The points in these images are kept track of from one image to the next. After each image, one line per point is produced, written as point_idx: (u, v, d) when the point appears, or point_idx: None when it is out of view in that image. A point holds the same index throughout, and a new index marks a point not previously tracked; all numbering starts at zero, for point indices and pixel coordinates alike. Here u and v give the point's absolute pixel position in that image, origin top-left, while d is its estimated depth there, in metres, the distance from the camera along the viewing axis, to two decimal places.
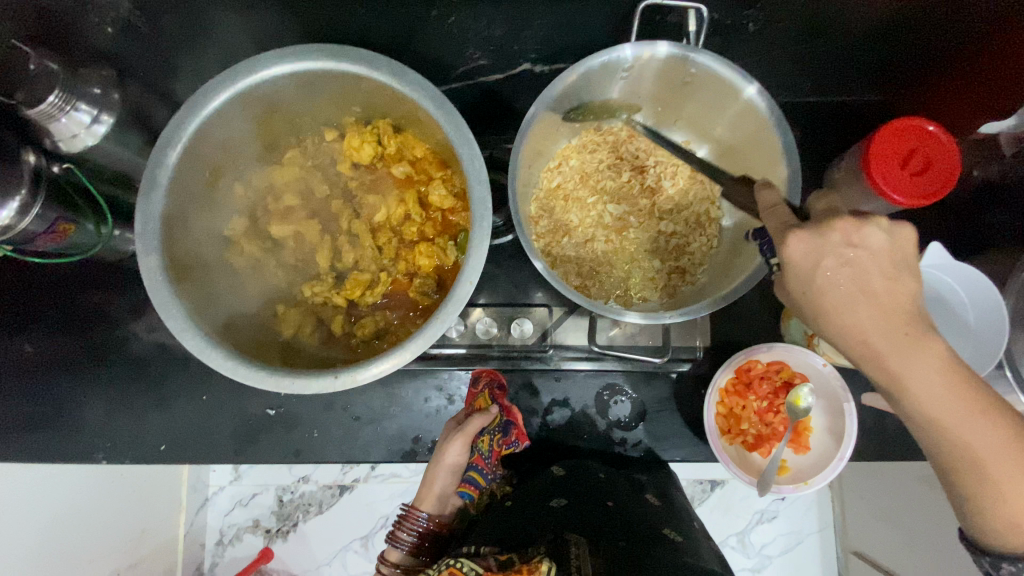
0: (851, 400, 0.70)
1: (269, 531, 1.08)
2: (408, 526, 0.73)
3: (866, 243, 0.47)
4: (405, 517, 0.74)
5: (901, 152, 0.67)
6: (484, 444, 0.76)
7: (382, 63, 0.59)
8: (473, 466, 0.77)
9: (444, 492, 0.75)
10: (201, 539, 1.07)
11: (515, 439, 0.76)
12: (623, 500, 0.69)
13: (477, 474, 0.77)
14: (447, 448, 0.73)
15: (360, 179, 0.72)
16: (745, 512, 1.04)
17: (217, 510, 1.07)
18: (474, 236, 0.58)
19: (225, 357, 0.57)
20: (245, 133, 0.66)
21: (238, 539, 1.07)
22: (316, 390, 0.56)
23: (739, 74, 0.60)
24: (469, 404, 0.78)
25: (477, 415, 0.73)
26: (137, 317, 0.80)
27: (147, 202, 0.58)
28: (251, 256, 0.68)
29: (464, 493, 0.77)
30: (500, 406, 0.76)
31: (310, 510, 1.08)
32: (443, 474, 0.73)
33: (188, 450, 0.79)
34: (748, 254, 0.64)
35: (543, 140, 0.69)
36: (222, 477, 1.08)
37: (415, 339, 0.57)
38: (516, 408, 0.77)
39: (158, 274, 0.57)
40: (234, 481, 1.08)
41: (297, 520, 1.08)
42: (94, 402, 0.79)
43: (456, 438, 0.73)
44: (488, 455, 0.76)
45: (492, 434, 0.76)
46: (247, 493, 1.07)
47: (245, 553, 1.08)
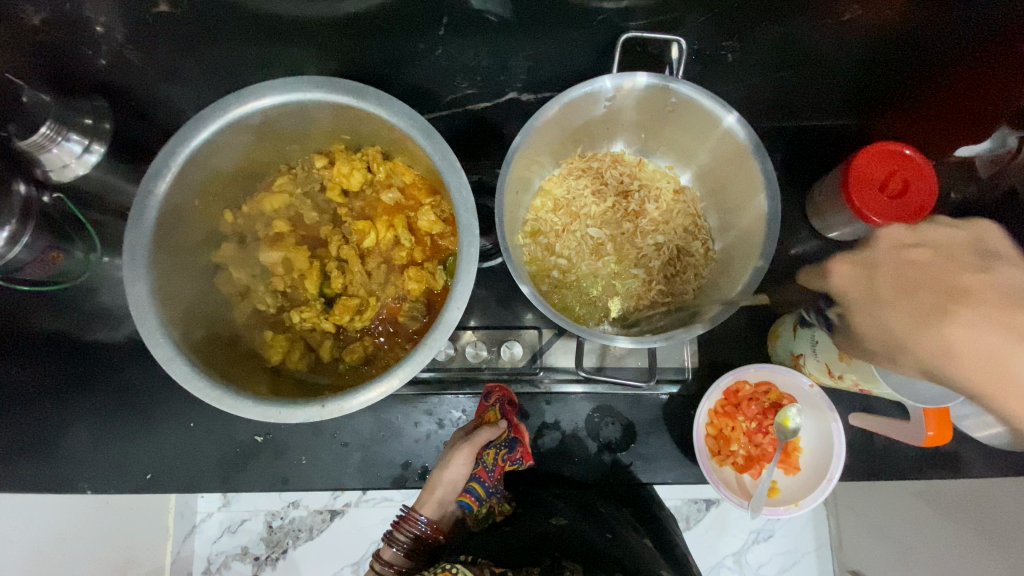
0: (838, 420, 0.70)
1: (258, 558, 1.07)
2: (406, 529, 0.72)
3: (931, 244, 0.54)
4: (404, 518, 0.72)
5: (881, 175, 0.70)
6: (488, 457, 0.74)
7: (370, 94, 0.61)
8: (474, 478, 0.75)
9: (445, 499, 0.73)
10: (189, 567, 1.06)
11: (519, 457, 0.75)
12: (621, 529, 0.71)
13: (478, 486, 0.75)
14: (452, 458, 0.71)
15: (349, 206, 0.72)
16: (741, 532, 1.03)
17: (204, 537, 1.07)
18: (462, 262, 0.59)
19: (211, 386, 0.57)
20: (233, 162, 0.67)
21: (226, 567, 1.06)
22: (302, 418, 0.56)
23: (718, 102, 0.61)
24: (477, 416, 0.77)
25: (486, 428, 0.72)
26: (123, 345, 0.79)
27: (136, 231, 0.58)
28: (240, 282, 0.69)
29: (463, 502, 0.75)
30: (508, 422, 0.76)
31: (301, 536, 1.07)
32: (445, 484, 0.71)
33: (172, 481, 0.78)
34: (745, 261, 0.65)
35: (529, 167, 0.69)
36: (211, 504, 1.08)
37: (403, 365, 0.57)
38: (523, 425, 0.77)
39: (146, 302, 0.57)
40: (223, 507, 1.07)
41: (286, 547, 1.07)
42: (78, 431, 0.78)
43: (462, 449, 0.71)
44: (492, 468, 0.74)
45: (497, 448, 0.74)
46: (236, 519, 1.07)
47: None
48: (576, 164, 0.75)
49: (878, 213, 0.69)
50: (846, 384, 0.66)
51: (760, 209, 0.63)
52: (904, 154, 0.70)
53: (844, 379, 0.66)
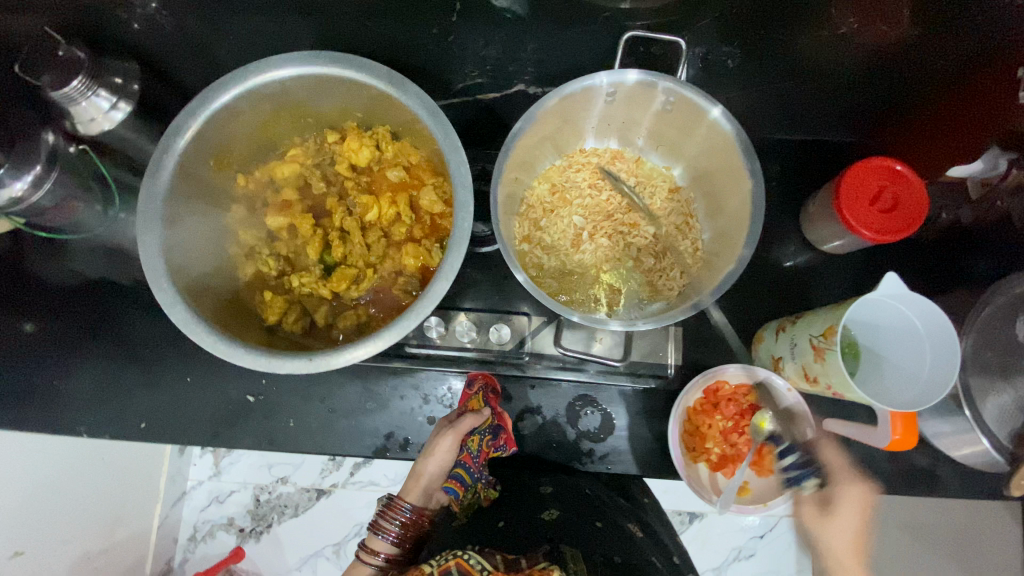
0: (813, 424, 0.71)
1: (243, 530, 1.22)
2: (391, 516, 0.72)
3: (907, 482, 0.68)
4: (389, 507, 0.72)
5: (872, 190, 0.71)
6: (474, 443, 0.76)
7: (382, 72, 0.64)
8: (459, 464, 0.76)
9: (430, 485, 0.74)
10: (175, 533, 1.20)
11: (503, 443, 0.77)
12: (613, 519, 0.74)
13: (464, 472, 0.76)
14: (438, 442, 0.73)
15: (356, 181, 0.76)
16: (723, 548, 1.05)
17: (192, 505, 1.22)
18: (454, 237, 0.62)
19: (208, 334, 0.60)
20: (249, 128, 0.70)
21: (211, 536, 1.22)
22: (290, 370, 0.59)
23: (705, 98, 0.63)
24: (460, 405, 0.79)
25: (470, 414, 0.74)
26: (131, 298, 0.83)
27: (152, 182, 0.62)
28: (246, 243, 0.72)
29: (449, 489, 0.75)
30: (492, 409, 0.77)
31: (286, 511, 1.22)
32: (431, 467, 0.73)
33: (163, 433, 0.81)
34: (730, 251, 0.67)
35: (528, 154, 0.72)
36: (202, 472, 1.23)
37: (390, 329, 0.60)
38: (506, 413, 0.79)
39: (157, 250, 0.61)
40: (212, 477, 1.23)
41: (271, 521, 1.22)
42: (81, 376, 0.82)
43: (447, 433, 0.73)
44: (478, 454, 0.76)
45: (482, 434, 0.76)
46: (225, 490, 1.22)
47: (217, 550, 1.22)
48: (576, 158, 0.78)
49: (866, 226, 0.70)
50: (821, 389, 0.67)
51: (746, 209, 0.65)
52: (895, 170, 0.72)
53: (817, 383, 0.66)
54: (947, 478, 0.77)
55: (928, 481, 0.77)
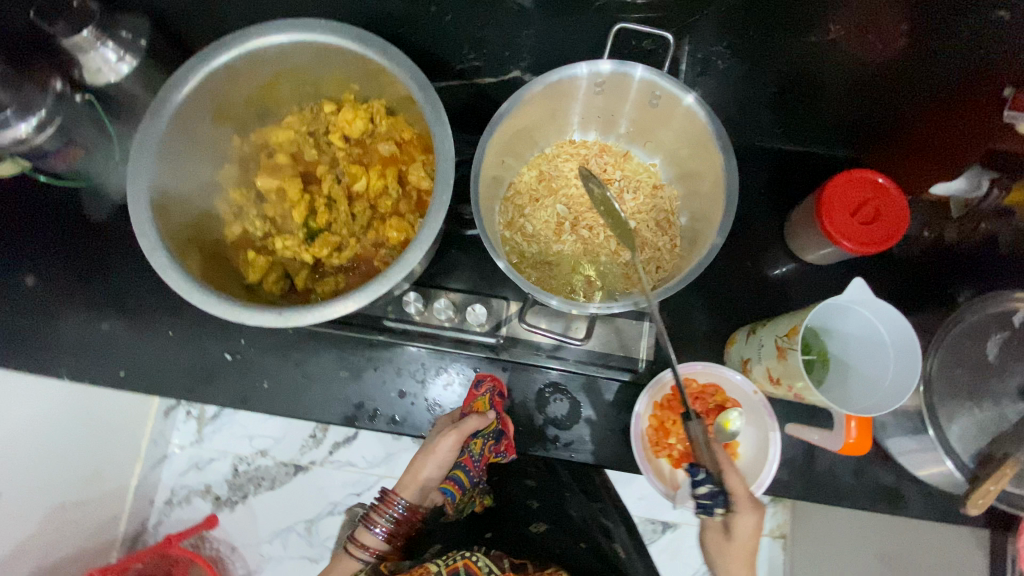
0: (777, 429, 0.71)
1: (219, 498, 1.24)
2: (385, 511, 0.75)
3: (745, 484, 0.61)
4: (384, 501, 0.76)
5: (854, 201, 0.72)
6: (476, 446, 0.80)
7: (378, 44, 0.66)
8: (458, 466, 0.81)
9: (428, 483, 0.78)
10: (153, 494, 1.22)
11: (503, 449, 0.79)
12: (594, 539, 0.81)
13: (462, 474, 0.81)
14: (440, 440, 0.75)
15: (348, 151, 0.78)
16: (693, 560, 1.09)
17: (173, 469, 1.24)
18: (432, 207, 0.63)
19: (184, 280, 0.61)
20: (248, 90, 0.72)
21: (187, 501, 1.23)
22: (260, 323, 0.61)
23: (688, 93, 0.63)
24: (465, 405, 0.80)
25: (474, 416, 0.74)
26: (122, 249, 0.85)
27: (147, 131, 0.64)
28: (235, 202, 0.74)
29: (446, 490, 0.80)
30: (497, 413, 0.77)
31: (264, 484, 1.24)
32: (432, 466, 0.76)
33: (141, 383, 0.83)
34: (703, 247, 0.68)
35: (516, 139, 0.73)
36: (185, 438, 1.25)
37: (360, 292, 0.61)
38: (509, 418, 0.79)
39: (144, 196, 0.63)
40: (195, 443, 1.25)
41: (248, 492, 1.24)
42: (68, 320, 0.84)
43: (449, 434, 0.74)
44: (478, 457, 0.80)
45: (485, 439, 0.79)
46: (205, 457, 1.24)
47: (191, 516, 1.23)
48: (565, 147, 0.79)
49: (846, 235, 0.71)
50: (784, 391, 0.67)
51: (722, 207, 0.66)
52: (877, 183, 0.72)
53: (780, 385, 0.66)
54: (912, 499, 0.75)
55: (894, 500, 0.75)
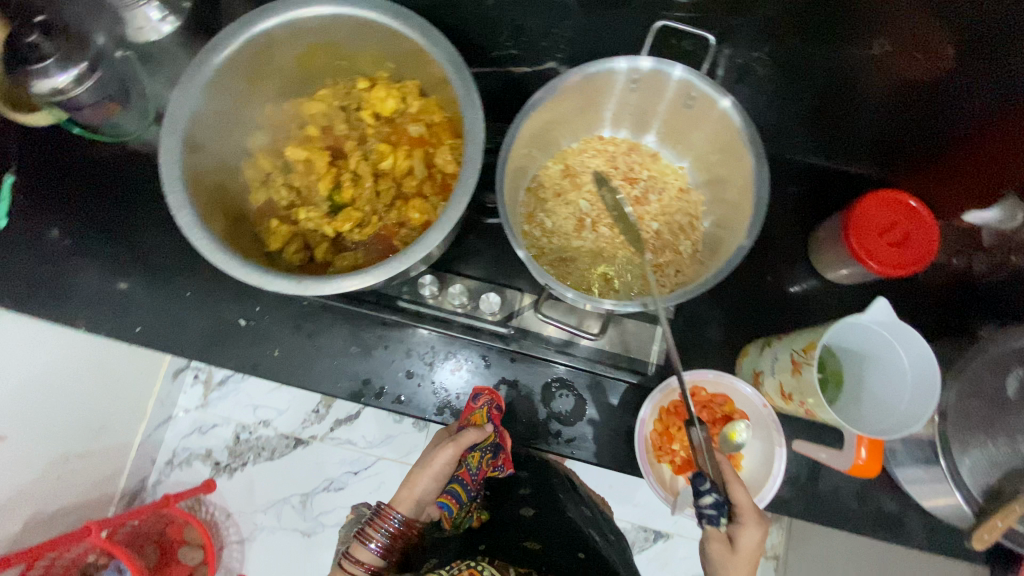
0: (785, 445, 0.70)
1: (218, 463, 1.25)
2: (380, 525, 0.72)
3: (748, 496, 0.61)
4: (379, 516, 0.73)
5: (886, 222, 0.71)
6: (473, 459, 0.80)
7: (418, 24, 0.66)
8: (456, 479, 0.81)
9: (423, 497, 0.77)
10: (156, 453, 1.24)
11: (501, 463, 0.81)
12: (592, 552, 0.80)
13: (460, 488, 0.80)
14: (437, 453, 0.75)
15: (378, 130, 0.78)
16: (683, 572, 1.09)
17: (176, 430, 1.26)
18: (457, 190, 0.62)
19: (206, 240, 0.62)
20: (284, 60, 0.73)
21: (188, 463, 1.25)
22: (277, 289, 0.61)
23: (720, 94, 0.62)
24: (463, 417, 0.79)
25: (472, 430, 0.75)
26: (149, 208, 0.87)
27: (184, 91, 0.65)
28: (263, 169, 0.75)
29: (443, 504, 0.79)
30: (495, 426, 0.77)
31: (262, 454, 1.25)
32: (428, 479, 0.76)
33: (156, 340, 0.84)
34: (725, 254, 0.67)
35: (546, 131, 0.73)
36: (190, 402, 1.28)
37: (380, 268, 0.62)
38: (507, 432, 0.78)
39: (175, 154, 0.63)
40: (200, 407, 1.27)
41: (246, 460, 1.26)
42: (91, 272, 0.85)
43: (448, 446, 0.75)
44: (475, 471, 0.81)
45: (482, 452, 0.79)
46: (208, 422, 1.27)
47: (189, 478, 1.25)
48: (592, 144, 0.79)
49: (872, 256, 0.70)
50: (795, 407, 0.66)
51: (747, 215, 0.65)
52: (908, 206, 0.71)
53: (792, 401, 0.65)
54: (915, 529, 0.74)
55: (896, 528, 0.74)
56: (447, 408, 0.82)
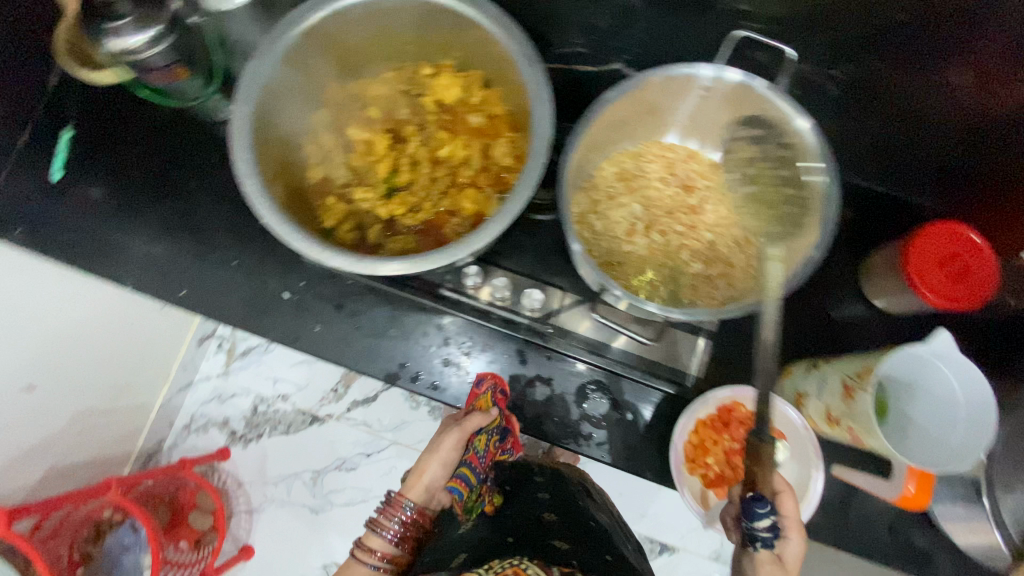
0: (821, 471, 0.69)
1: (233, 433, 1.27)
2: (393, 514, 0.71)
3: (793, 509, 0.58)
4: (390, 504, 0.72)
5: (943, 253, 0.69)
6: (480, 442, 0.79)
7: (495, 15, 0.66)
8: (464, 462, 0.78)
9: (434, 484, 0.75)
10: (173, 417, 1.25)
11: (508, 446, 0.83)
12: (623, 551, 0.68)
13: (470, 472, 0.77)
14: (444, 437, 0.76)
15: (438, 118, 0.78)
16: None
17: (196, 396, 1.27)
18: (520, 183, 0.62)
19: (271, 211, 0.62)
20: (354, 40, 0.73)
21: (204, 430, 1.26)
22: (338, 264, 0.62)
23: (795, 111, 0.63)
24: (468, 403, 0.80)
25: (477, 413, 0.76)
26: (204, 174, 0.89)
27: (259, 62, 0.65)
28: (324, 147, 0.76)
29: (453, 489, 0.75)
30: (501, 410, 0.79)
31: (278, 428, 1.27)
32: (437, 463, 0.75)
33: (200, 306, 0.85)
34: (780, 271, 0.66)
35: (612, 134, 0.73)
36: (212, 369, 1.28)
37: (438, 254, 0.62)
38: (514, 416, 0.80)
39: (246, 123, 0.64)
40: (220, 375, 1.28)
41: (262, 432, 1.27)
42: (143, 233, 0.87)
43: (454, 430, 0.76)
44: (483, 454, 0.80)
45: (490, 434, 0.80)
46: (228, 391, 1.27)
47: (205, 445, 1.26)
48: (650, 148, 0.78)
49: (929, 287, 0.69)
50: (841, 432, 0.66)
51: (811, 234, 0.64)
52: (971, 240, 0.69)
53: (838, 426, 0.65)
54: (945, 566, 0.73)
55: (924, 564, 0.73)
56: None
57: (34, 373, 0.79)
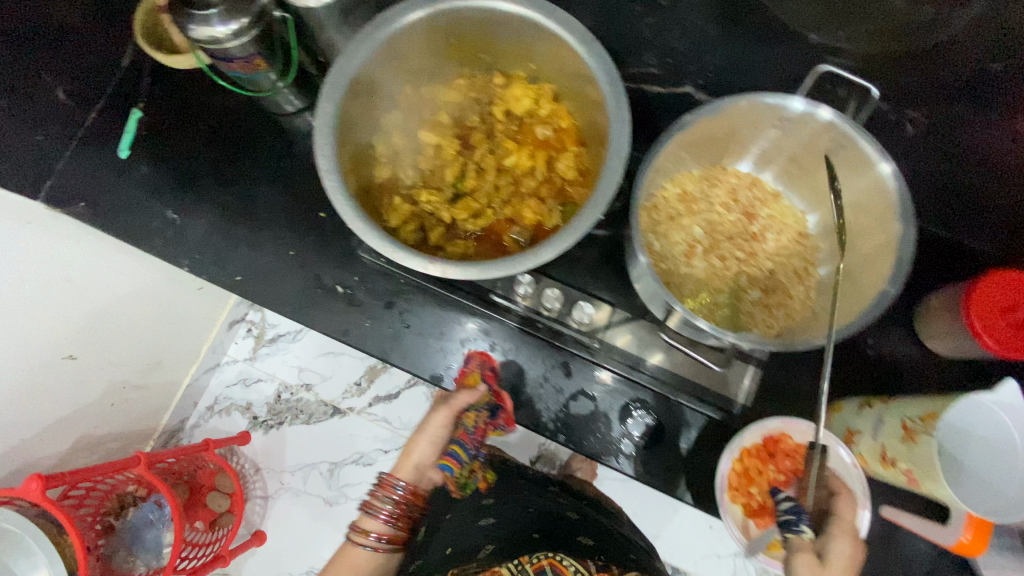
0: (869, 510, 0.68)
1: (255, 417, 1.28)
2: (385, 494, 0.84)
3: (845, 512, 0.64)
4: (383, 485, 0.85)
5: (1005, 300, 0.68)
6: (469, 420, 0.85)
7: (580, 32, 0.67)
8: (455, 441, 0.86)
9: (424, 461, 0.86)
10: (197, 398, 1.26)
11: (500, 421, 0.83)
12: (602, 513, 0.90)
13: (459, 449, 0.85)
14: (433, 418, 0.86)
15: (506, 126, 0.79)
16: None
17: (221, 378, 1.29)
18: (594, 199, 0.63)
19: (348, 207, 0.64)
20: (435, 46, 0.74)
21: (227, 412, 1.28)
22: (410, 265, 0.64)
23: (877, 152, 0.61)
24: (458, 383, 0.84)
25: (463, 391, 0.82)
26: (267, 163, 0.90)
27: (347, 60, 0.66)
28: (394, 146, 0.77)
29: (444, 465, 0.85)
30: (490, 386, 0.81)
31: (297, 417, 1.27)
32: (425, 442, 0.87)
33: (254, 292, 0.87)
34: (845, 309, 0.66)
35: (683, 156, 0.73)
36: (239, 353, 1.30)
37: (508, 263, 0.63)
38: (506, 392, 0.82)
39: (329, 119, 0.65)
40: (246, 359, 1.29)
41: (283, 420, 1.28)
42: (203, 216, 0.88)
43: (442, 410, 0.84)
44: (473, 430, 0.85)
45: (477, 411, 0.84)
46: (253, 375, 1.29)
47: (225, 427, 1.28)
48: (715, 172, 0.78)
49: (989, 334, 0.67)
50: (895, 475, 0.65)
51: (881, 273, 0.63)
52: None
53: (894, 467, 0.65)
54: None
55: None
56: (523, 408, 0.82)
57: (75, 344, 0.84)
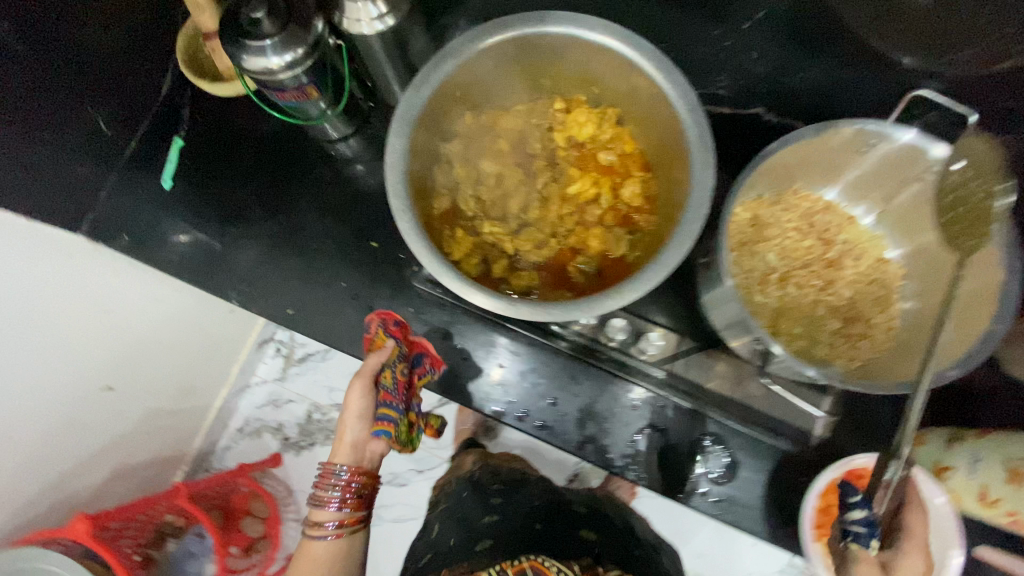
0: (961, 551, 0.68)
1: (287, 439, 1.25)
2: (328, 483, 0.70)
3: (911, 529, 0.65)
4: (323, 476, 0.71)
5: None
6: (388, 379, 0.72)
7: (656, 58, 0.64)
8: (381, 404, 0.71)
9: (357, 439, 0.71)
10: (228, 420, 1.23)
11: (429, 366, 0.77)
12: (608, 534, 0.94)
13: (390, 410, 0.71)
14: (350, 394, 0.72)
15: (568, 152, 0.76)
16: None
17: (251, 399, 1.25)
18: (678, 233, 0.60)
19: (421, 244, 0.62)
20: (498, 72, 0.72)
21: (256, 434, 1.24)
22: (484, 304, 0.61)
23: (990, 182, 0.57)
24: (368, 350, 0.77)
25: (373, 354, 0.73)
26: (316, 191, 0.88)
27: (414, 94, 0.65)
28: (456, 176, 0.74)
29: (381, 432, 0.70)
30: (396, 340, 0.75)
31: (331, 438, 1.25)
32: (352, 419, 0.72)
33: (306, 326, 0.84)
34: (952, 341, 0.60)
35: (758, 183, 0.70)
36: (268, 373, 1.26)
37: (590, 302, 0.60)
38: (421, 338, 0.79)
39: (398, 155, 0.63)
40: (276, 379, 1.25)
41: (314, 440, 1.25)
42: (252, 247, 0.86)
43: (355, 380, 0.72)
44: (397, 388, 0.72)
45: (394, 366, 0.73)
46: (285, 396, 1.25)
47: (256, 450, 1.24)
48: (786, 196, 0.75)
49: None
50: (997, 512, 0.67)
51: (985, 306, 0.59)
52: None
53: (996, 506, 0.66)
54: None
55: None
56: (588, 443, 0.79)
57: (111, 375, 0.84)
